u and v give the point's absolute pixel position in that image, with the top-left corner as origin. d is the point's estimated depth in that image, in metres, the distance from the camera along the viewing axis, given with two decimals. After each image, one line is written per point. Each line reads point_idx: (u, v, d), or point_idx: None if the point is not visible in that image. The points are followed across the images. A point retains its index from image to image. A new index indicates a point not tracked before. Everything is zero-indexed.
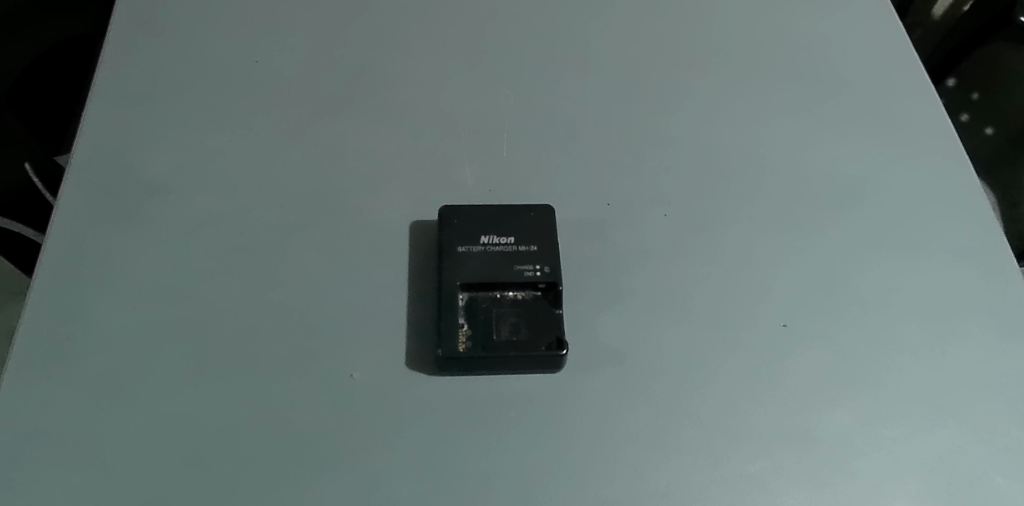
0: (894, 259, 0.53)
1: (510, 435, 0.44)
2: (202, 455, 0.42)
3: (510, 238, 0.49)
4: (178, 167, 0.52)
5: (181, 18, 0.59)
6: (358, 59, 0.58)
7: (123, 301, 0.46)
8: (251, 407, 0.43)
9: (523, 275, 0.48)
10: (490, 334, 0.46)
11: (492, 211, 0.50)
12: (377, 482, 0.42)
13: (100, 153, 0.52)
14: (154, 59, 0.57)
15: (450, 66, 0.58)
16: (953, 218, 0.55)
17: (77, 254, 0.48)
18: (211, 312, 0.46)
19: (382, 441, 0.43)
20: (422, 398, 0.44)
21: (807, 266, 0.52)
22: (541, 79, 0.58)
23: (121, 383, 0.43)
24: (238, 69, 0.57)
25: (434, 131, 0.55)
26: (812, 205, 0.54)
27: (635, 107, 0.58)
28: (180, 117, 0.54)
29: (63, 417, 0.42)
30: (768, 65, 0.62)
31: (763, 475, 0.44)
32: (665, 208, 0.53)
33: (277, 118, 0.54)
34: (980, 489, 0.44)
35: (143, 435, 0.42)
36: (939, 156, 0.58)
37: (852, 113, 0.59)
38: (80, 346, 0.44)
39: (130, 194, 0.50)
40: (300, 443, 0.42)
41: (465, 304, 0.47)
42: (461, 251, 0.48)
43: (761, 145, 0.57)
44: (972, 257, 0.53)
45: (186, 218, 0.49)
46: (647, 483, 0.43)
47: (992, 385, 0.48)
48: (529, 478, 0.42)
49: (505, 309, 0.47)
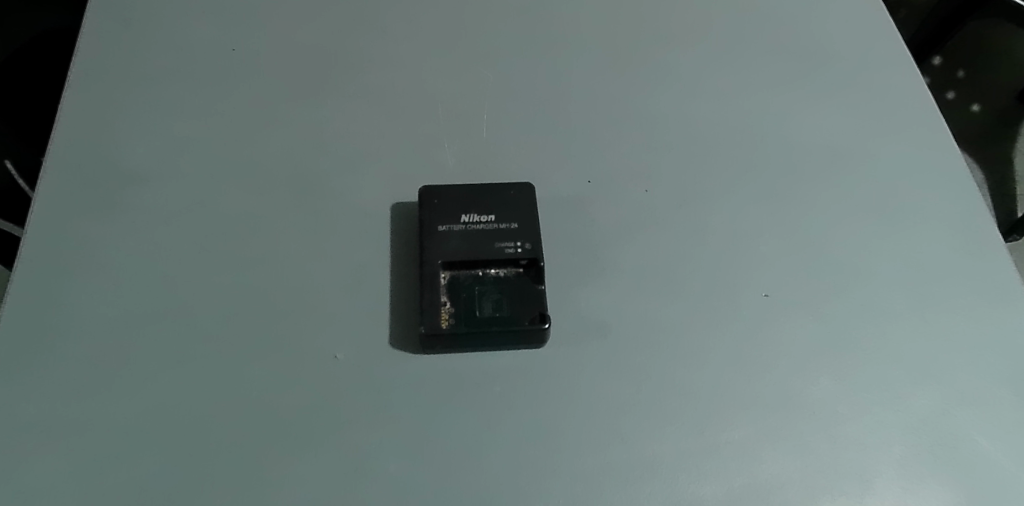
0: (874, 227, 0.53)
1: (495, 411, 0.44)
2: (189, 439, 0.42)
3: (490, 217, 0.49)
4: (157, 155, 0.51)
5: (155, 7, 0.59)
6: (335, 43, 0.58)
7: (104, 290, 0.46)
8: (236, 391, 0.43)
9: (504, 252, 0.48)
10: (473, 311, 0.46)
11: (472, 190, 0.50)
12: (364, 460, 0.42)
13: (77, 145, 0.51)
14: (129, 48, 0.56)
15: (427, 48, 0.58)
16: (934, 185, 0.55)
17: (56, 244, 0.47)
18: (193, 298, 0.46)
19: (368, 420, 0.43)
20: (407, 377, 0.44)
21: (789, 236, 0.52)
22: (519, 59, 0.58)
23: (105, 370, 0.43)
24: (214, 57, 0.56)
25: (413, 113, 0.55)
26: (793, 177, 0.55)
27: (614, 85, 0.58)
28: (157, 105, 0.54)
29: (47, 404, 0.42)
30: (748, 39, 0.62)
31: (750, 442, 0.44)
32: (647, 184, 0.53)
33: (255, 104, 0.54)
34: (964, 450, 0.45)
35: (127, 422, 0.42)
36: (920, 126, 0.58)
37: (832, 85, 0.59)
38: (62, 335, 0.44)
39: (108, 184, 0.50)
40: (286, 424, 0.43)
41: (448, 282, 0.47)
42: (442, 230, 0.48)
43: (742, 119, 0.57)
44: (953, 224, 0.54)
45: (165, 206, 0.49)
46: (634, 454, 0.43)
47: (974, 347, 0.48)
48: (516, 454, 0.43)
49: (488, 286, 0.47)
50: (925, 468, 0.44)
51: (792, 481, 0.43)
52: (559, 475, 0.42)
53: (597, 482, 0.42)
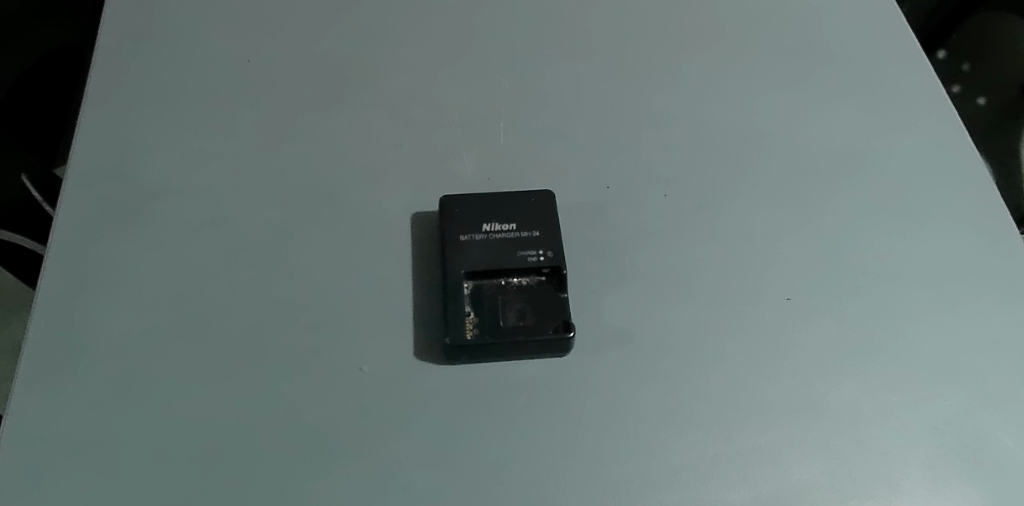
0: (893, 227, 0.53)
1: (520, 419, 0.44)
2: (216, 453, 0.42)
3: (511, 225, 0.49)
4: (176, 170, 0.52)
5: (169, 21, 0.59)
6: (349, 53, 0.58)
7: (129, 306, 0.46)
8: (262, 405, 0.43)
9: (527, 260, 0.48)
10: (498, 321, 0.46)
11: (492, 199, 0.50)
12: (391, 472, 0.42)
13: (95, 162, 0.51)
14: (146, 63, 0.57)
15: (441, 57, 0.58)
16: (951, 183, 0.55)
17: (79, 261, 0.48)
18: (217, 313, 0.46)
19: (394, 431, 0.43)
20: (431, 388, 0.44)
21: (807, 238, 0.52)
22: (533, 66, 0.58)
23: (132, 387, 0.44)
24: (230, 69, 0.57)
25: (429, 122, 0.55)
26: (810, 178, 0.55)
27: (629, 88, 0.58)
28: (175, 119, 0.54)
29: (76, 422, 0.42)
30: (761, 40, 0.62)
31: (775, 447, 0.44)
32: (665, 188, 0.53)
33: (273, 117, 0.54)
34: (989, 451, 0.45)
35: (154, 438, 0.42)
36: (935, 125, 0.58)
37: (846, 85, 0.59)
38: (88, 352, 0.44)
39: (129, 200, 0.50)
40: (312, 437, 0.43)
41: (470, 292, 0.47)
42: (463, 240, 0.48)
43: (756, 121, 0.57)
44: (972, 222, 0.53)
45: (186, 222, 0.49)
46: (660, 460, 0.43)
47: (997, 348, 0.48)
48: (541, 462, 0.43)
49: (511, 296, 0.47)
50: (951, 470, 0.44)
51: (819, 486, 0.43)
52: (586, 483, 0.42)
53: (623, 491, 0.42)
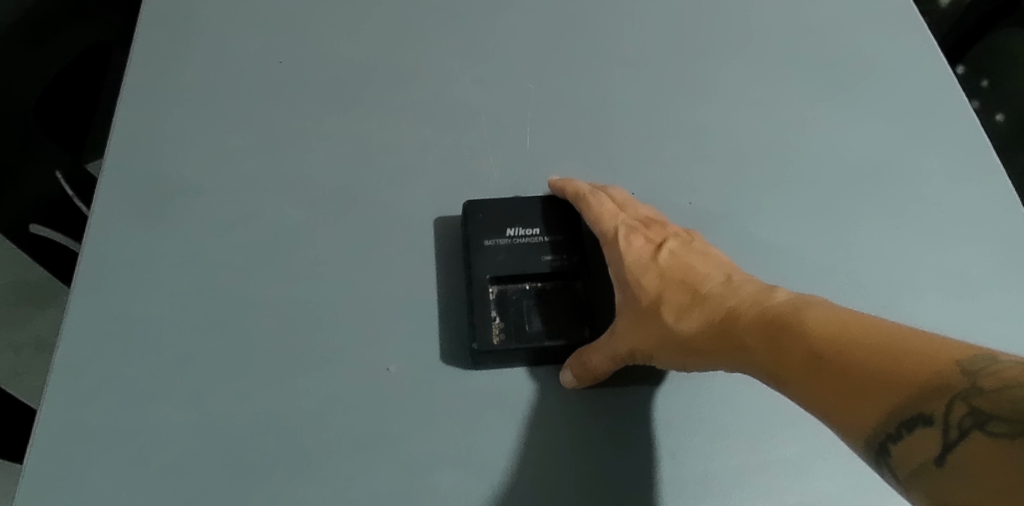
0: (916, 241, 0.53)
1: (545, 425, 0.44)
2: (247, 450, 0.42)
3: (534, 230, 0.49)
4: (210, 168, 0.52)
5: (204, 20, 0.60)
6: (379, 55, 0.59)
7: (162, 303, 0.47)
8: (291, 403, 0.44)
9: (551, 265, 0.48)
10: (523, 326, 0.46)
11: (515, 203, 0.50)
12: (419, 473, 0.42)
13: (129, 159, 0.52)
14: (180, 62, 0.57)
15: (470, 61, 0.59)
16: (978, 197, 0.55)
17: (113, 256, 0.48)
18: (248, 311, 0.46)
19: (422, 433, 0.43)
20: (457, 390, 0.45)
21: (832, 251, 0.52)
22: (561, 72, 0.59)
23: (163, 381, 0.44)
24: (262, 69, 0.57)
25: (458, 125, 0.55)
26: (834, 191, 0.54)
27: (655, 96, 0.58)
28: (210, 118, 0.54)
29: (109, 415, 0.43)
30: (786, 50, 0.62)
31: (800, 459, 0.44)
32: (691, 197, 0.53)
33: (304, 118, 0.55)
34: None
35: (187, 433, 0.42)
36: (960, 137, 0.57)
37: (872, 99, 0.59)
38: (121, 346, 0.45)
39: (162, 198, 0.51)
40: (340, 436, 0.43)
41: (496, 297, 0.47)
42: (488, 245, 0.48)
43: (779, 131, 0.57)
44: (998, 237, 0.53)
45: (219, 220, 0.50)
46: (685, 468, 0.43)
47: None
48: (565, 467, 0.43)
49: (536, 300, 0.47)
50: None
51: (843, 499, 0.43)
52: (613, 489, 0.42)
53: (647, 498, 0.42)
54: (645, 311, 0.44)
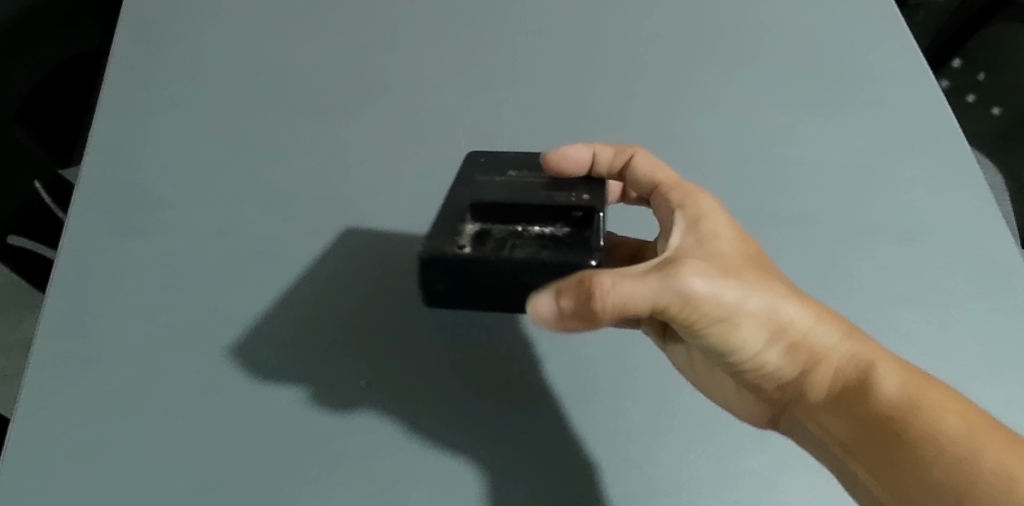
0: (893, 245, 0.51)
1: (511, 435, 0.44)
2: (213, 460, 0.43)
3: (543, 174, 0.44)
4: (186, 184, 0.54)
5: (185, 44, 0.62)
6: (356, 71, 0.60)
7: (134, 315, 0.47)
8: (258, 413, 0.44)
9: (554, 200, 0.40)
10: (502, 250, 0.38)
11: (527, 156, 0.46)
12: (383, 483, 0.42)
13: (108, 176, 0.54)
14: (161, 84, 0.59)
15: (445, 75, 0.60)
16: (960, 199, 0.53)
17: (88, 269, 0.49)
18: (218, 322, 0.47)
19: (388, 443, 0.43)
20: (422, 402, 0.45)
21: (811, 256, 0.50)
22: (536, 81, 0.59)
23: (133, 392, 0.45)
24: (240, 89, 0.59)
25: (433, 138, 0.56)
26: (813, 195, 0.53)
27: (630, 102, 0.58)
28: (187, 136, 0.56)
29: (78, 425, 0.44)
30: (765, 53, 0.61)
31: (767, 470, 0.43)
32: None
33: (279, 134, 0.56)
34: None
35: (153, 444, 0.43)
36: (944, 136, 0.56)
37: (852, 102, 0.58)
38: (93, 357, 0.46)
39: (138, 213, 0.52)
40: (306, 446, 0.43)
41: (475, 230, 0.39)
42: (481, 179, 0.43)
43: (757, 135, 0.56)
44: (978, 241, 0.51)
45: (193, 234, 0.51)
46: (650, 479, 0.42)
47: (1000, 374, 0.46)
48: (528, 478, 0.43)
49: (527, 240, 0.39)
50: None
51: None
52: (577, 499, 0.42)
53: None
54: (733, 272, 0.38)
